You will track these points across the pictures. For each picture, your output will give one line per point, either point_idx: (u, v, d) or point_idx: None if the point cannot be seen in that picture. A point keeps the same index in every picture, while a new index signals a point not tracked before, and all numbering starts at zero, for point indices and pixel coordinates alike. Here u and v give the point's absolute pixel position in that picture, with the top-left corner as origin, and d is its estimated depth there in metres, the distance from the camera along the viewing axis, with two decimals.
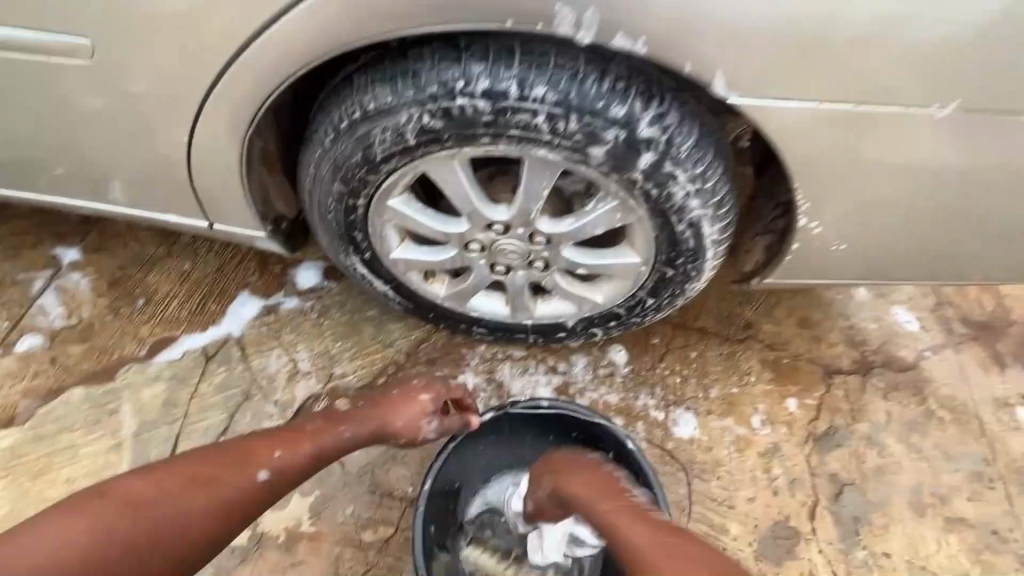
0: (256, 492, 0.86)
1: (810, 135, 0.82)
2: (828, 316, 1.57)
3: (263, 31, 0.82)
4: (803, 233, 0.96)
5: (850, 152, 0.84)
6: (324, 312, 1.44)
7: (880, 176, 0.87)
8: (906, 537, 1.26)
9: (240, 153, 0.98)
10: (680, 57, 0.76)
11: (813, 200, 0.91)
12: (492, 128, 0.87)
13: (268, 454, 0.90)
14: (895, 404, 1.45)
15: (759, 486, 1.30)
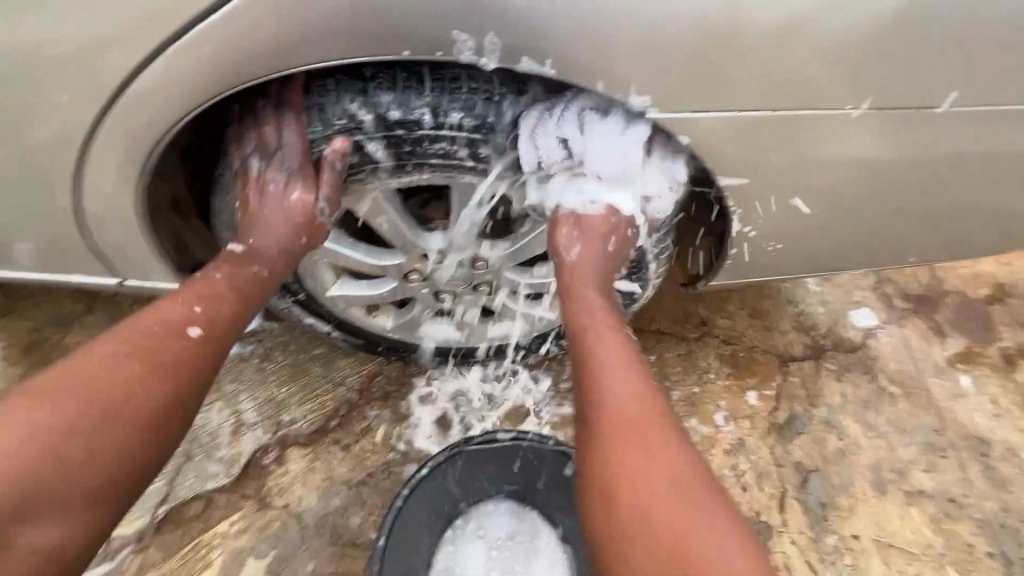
0: (192, 347, 0.84)
1: (733, 143, 0.83)
2: (777, 306, 1.60)
3: (138, 78, 0.75)
4: (739, 236, 0.97)
5: (774, 158, 0.85)
6: (267, 355, 1.36)
7: (806, 178, 0.88)
8: (872, 516, 1.28)
9: (138, 210, 0.89)
10: (590, 76, 0.74)
11: (746, 206, 0.91)
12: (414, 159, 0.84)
13: (190, 309, 0.87)
14: (848, 385, 1.48)
15: (728, 484, 1.30)
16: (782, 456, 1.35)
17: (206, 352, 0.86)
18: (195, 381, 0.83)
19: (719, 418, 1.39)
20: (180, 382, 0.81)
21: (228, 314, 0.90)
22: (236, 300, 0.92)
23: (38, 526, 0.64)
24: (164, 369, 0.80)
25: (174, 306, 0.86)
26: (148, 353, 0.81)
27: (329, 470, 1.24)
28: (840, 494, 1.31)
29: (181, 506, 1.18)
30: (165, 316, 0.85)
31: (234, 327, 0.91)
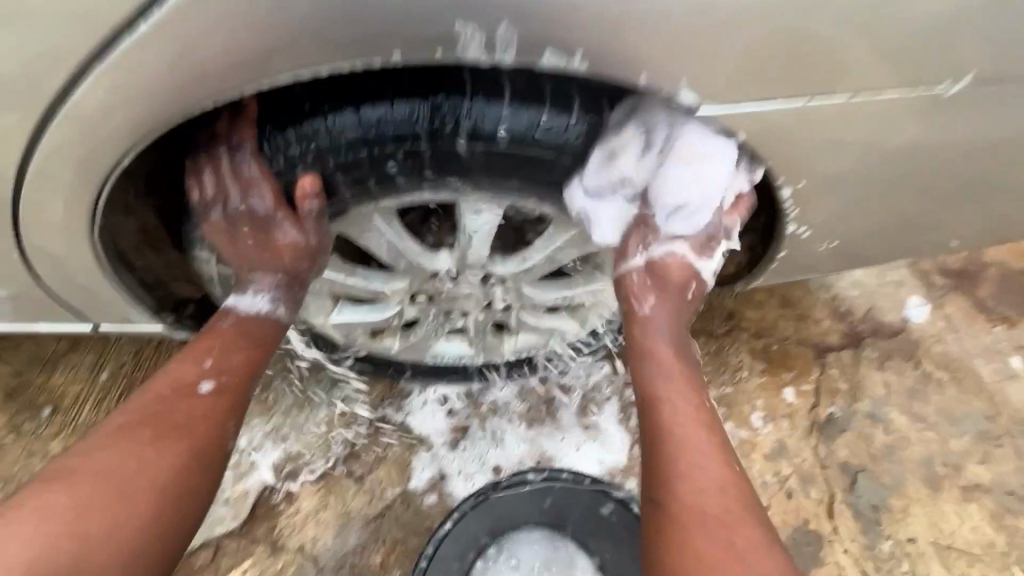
0: (206, 403, 0.73)
1: (802, 136, 0.69)
2: (809, 292, 1.49)
3: (68, 102, 0.61)
4: (791, 240, 0.86)
5: (841, 151, 0.72)
6: (268, 383, 1.27)
7: (875, 169, 0.75)
8: (928, 516, 1.20)
9: (94, 254, 0.77)
10: (630, 69, 0.60)
11: (806, 206, 0.79)
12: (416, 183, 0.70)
13: (196, 363, 0.75)
14: (891, 373, 1.38)
15: (771, 491, 1.21)
16: (827, 457, 1.26)
17: (223, 406, 0.74)
18: (210, 442, 0.71)
19: (756, 419, 1.30)
20: (195, 445, 0.70)
21: (242, 361, 0.78)
22: (248, 344, 0.80)
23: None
24: (177, 433, 0.70)
25: (186, 361, 0.75)
26: (161, 417, 0.70)
27: (344, 505, 1.15)
28: (892, 494, 1.22)
29: (188, 556, 1.09)
30: (176, 374, 0.74)
31: (252, 375, 0.79)
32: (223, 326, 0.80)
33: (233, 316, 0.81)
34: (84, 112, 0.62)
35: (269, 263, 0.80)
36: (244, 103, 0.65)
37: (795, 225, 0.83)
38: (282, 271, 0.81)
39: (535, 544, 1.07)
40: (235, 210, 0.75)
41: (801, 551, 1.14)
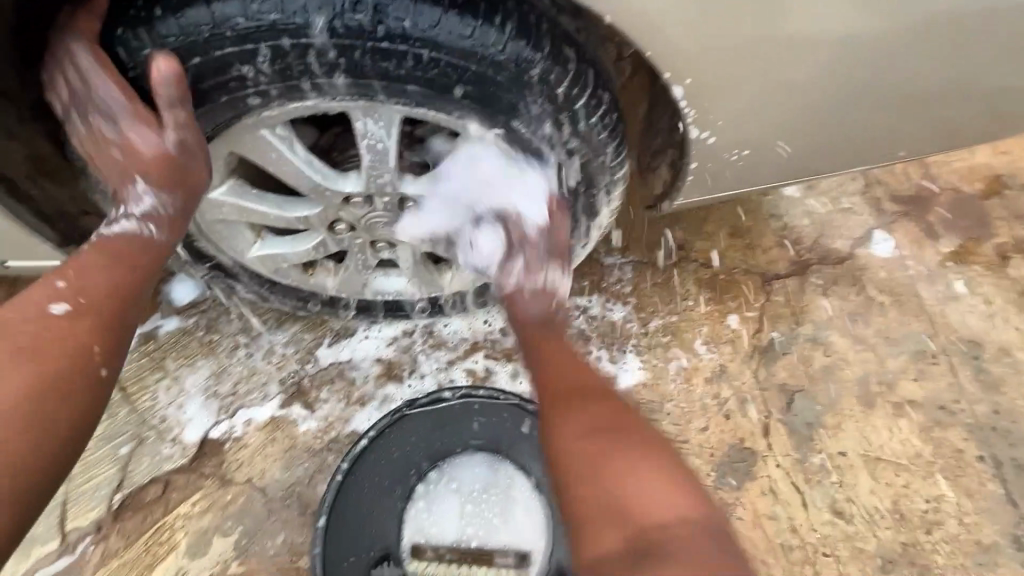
0: (62, 323, 0.69)
1: (678, 19, 0.67)
2: (759, 222, 1.49)
3: None
4: (697, 145, 0.84)
5: (727, 42, 0.70)
6: (212, 325, 1.27)
7: (772, 65, 0.73)
8: (859, 431, 1.24)
9: None
10: None
11: (703, 106, 0.78)
12: (281, 84, 0.66)
13: (49, 285, 0.71)
14: (835, 298, 1.40)
15: (710, 412, 1.24)
16: (766, 379, 1.29)
17: (83, 325, 0.70)
18: (70, 365, 0.68)
19: (699, 346, 1.32)
20: (49, 368, 0.66)
21: (106, 279, 0.74)
22: (112, 264, 0.75)
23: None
24: (28, 358, 0.66)
25: (41, 284, 0.71)
26: (11, 343, 0.66)
27: (290, 439, 1.17)
28: (827, 412, 1.26)
29: (138, 491, 1.12)
30: (29, 298, 0.70)
31: (119, 293, 0.74)
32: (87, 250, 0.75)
33: (104, 236, 0.77)
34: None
35: (138, 177, 0.75)
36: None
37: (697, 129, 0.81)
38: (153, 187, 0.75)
39: (472, 465, 1.10)
40: (91, 118, 0.71)
41: (736, 467, 1.19)
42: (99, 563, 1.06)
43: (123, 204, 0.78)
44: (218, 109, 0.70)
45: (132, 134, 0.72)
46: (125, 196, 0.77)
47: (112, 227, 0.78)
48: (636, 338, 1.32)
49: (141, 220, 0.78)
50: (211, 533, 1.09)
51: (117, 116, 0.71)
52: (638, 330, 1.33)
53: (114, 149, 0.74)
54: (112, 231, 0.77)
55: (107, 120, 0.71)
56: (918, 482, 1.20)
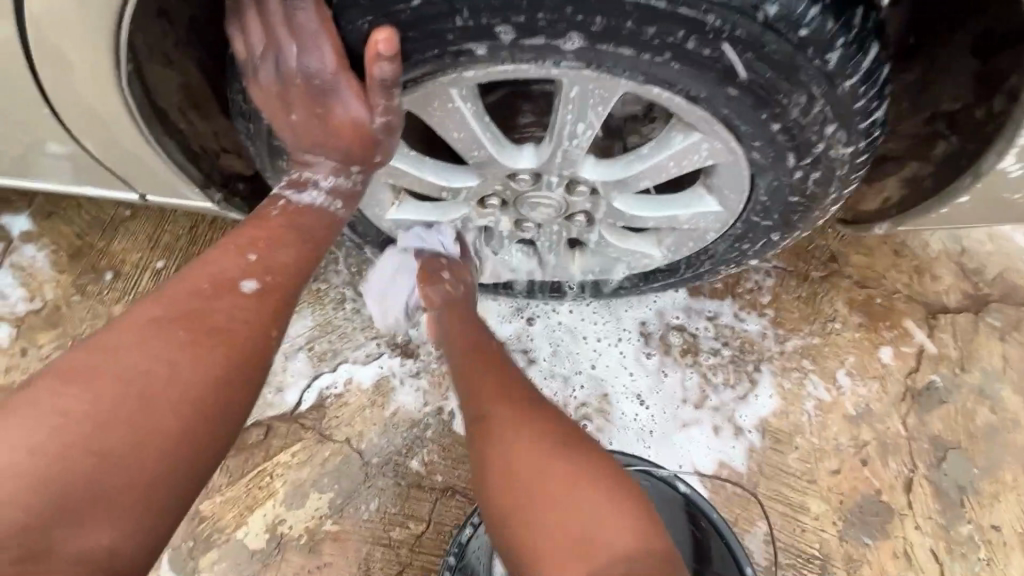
0: (247, 306, 0.63)
1: None
2: (933, 242, 1.27)
3: None
4: (990, 177, 0.66)
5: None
6: (320, 274, 1.22)
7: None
8: (1020, 506, 1.07)
9: (125, 100, 0.66)
10: None
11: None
12: (513, 40, 0.54)
13: (237, 259, 0.65)
14: (1014, 346, 1.19)
15: (846, 455, 1.10)
16: (917, 428, 1.12)
17: (266, 310, 0.64)
18: (250, 355, 0.62)
19: (842, 377, 1.16)
20: (233, 355, 0.60)
21: (292, 259, 0.68)
22: (297, 243, 0.69)
23: (72, 539, 0.50)
24: (215, 342, 0.60)
25: (227, 253, 0.66)
26: (199, 318, 0.61)
27: (391, 406, 1.13)
28: (984, 478, 1.09)
29: (241, 432, 1.12)
30: (217, 266, 0.64)
31: (298, 273, 0.68)
32: (273, 219, 0.70)
33: (285, 203, 0.71)
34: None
35: (327, 147, 0.67)
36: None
37: (1010, 160, 0.63)
38: (346, 160, 0.68)
39: None
40: (285, 73, 0.61)
41: (868, 520, 1.06)
42: (203, 496, 1.08)
43: (305, 170, 0.71)
44: (421, 62, 0.58)
45: (333, 103, 0.63)
46: (309, 163, 0.70)
47: (300, 195, 0.71)
48: (769, 358, 1.17)
49: (328, 193, 0.72)
50: (310, 488, 1.08)
51: (321, 80, 0.61)
52: (772, 349, 1.18)
53: (309, 111, 0.64)
54: (295, 198, 0.71)
55: (305, 80, 0.61)
56: None
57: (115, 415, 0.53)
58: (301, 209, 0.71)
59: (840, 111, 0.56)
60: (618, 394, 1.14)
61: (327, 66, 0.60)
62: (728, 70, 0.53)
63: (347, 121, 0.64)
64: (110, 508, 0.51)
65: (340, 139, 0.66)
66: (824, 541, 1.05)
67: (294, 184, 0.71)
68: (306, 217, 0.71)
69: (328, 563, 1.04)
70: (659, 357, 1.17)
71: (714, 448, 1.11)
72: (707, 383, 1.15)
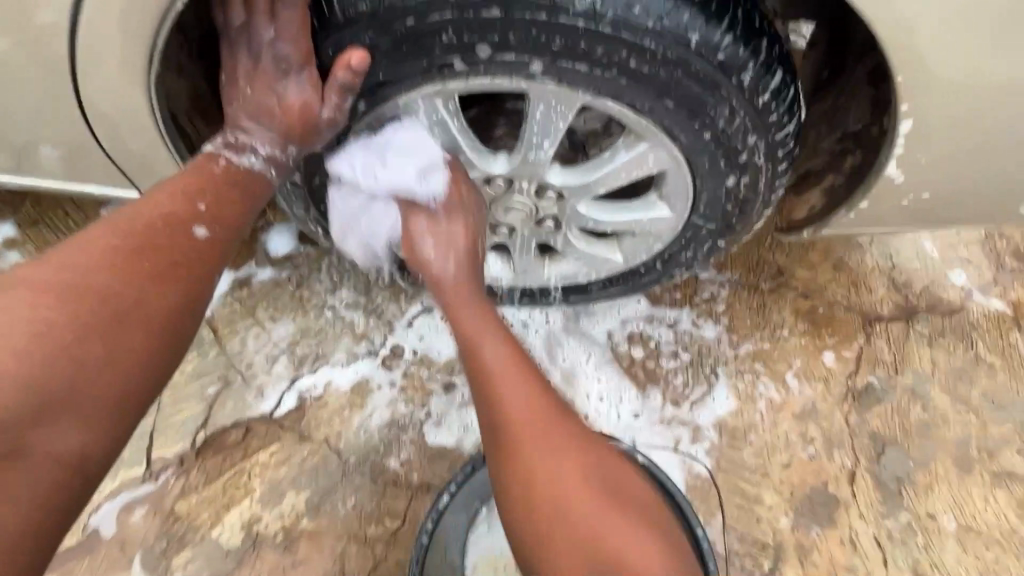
0: (194, 248, 0.70)
1: (937, 40, 0.62)
2: (867, 258, 1.41)
3: None
4: (882, 182, 0.79)
5: (969, 64, 0.65)
6: (304, 281, 1.27)
7: (1006, 100, 0.68)
8: (951, 495, 1.17)
9: (147, 99, 0.73)
10: None
11: (918, 133, 0.72)
12: (490, 55, 0.64)
13: (194, 206, 0.72)
14: (941, 351, 1.32)
15: (795, 449, 1.19)
16: (858, 425, 1.22)
17: (210, 253, 0.71)
18: (192, 287, 0.69)
19: (790, 379, 1.26)
20: (184, 289, 0.68)
21: (236, 211, 0.75)
22: (241, 197, 0.76)
23: (47, 442, 0.55)
24: (172, 275, 0.67)
25: (178, 197, 0.71)
26: (156, 254, 0.67)
27: (369, 406, 1.18)
28: (919, 470, 1.19)
29: (220, 432, 1.14)
30: (166, 207, 0.70)
31: (237, 220, 0.75)
32: (217, 171, 0.76)
33: (227, 162, 0.77)
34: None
35: (273, 121, 0.75)
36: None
37: (894, 168, 0.77)
38: (286, 137, 0.75)
39: None
40: (259, 55, 0.71)
41: (817, 510, 1.14)
42: (179, 496, 1.09)
43: (244, 135, 0.77)
44: (411, 73, 0.67)
45: (291, 83, 0.72)
46: (246, 128, 0.76)
47: (239, 158, 0.77)
48: (725, 361, 1.27)
49: (264, 160, 0.78)
50: (287, 486, 1.11)
51: (285, 65, 0.71)
52: (727, 353, 1.28)
53: (266, 88, 0.73)
54: (234, 162, 0.77)
55: (273, 63, 0.71)
56: (1009, 559, 1.13)
57: (88, 328, 0.60)
58: (244, 168, 0.77)
59: (758, 124, 0.68)
60: (587, 395, 1.22)
61: (298, 55, 0.69)
62: (666, 85, 0.64)
63: (302, 100, 0.72)
64: (83, 412, 0.58)
65: (289, 114, 0.73)
66: (777, 530, 1.12)
67: (230, 145, 0.77)
68: (239, 173, 0.77)
69: (304, 560, 1.06)
70: (624, 360, 1.25)
71: (675, 444, 1.19)
72: (668, 384, 1.24)
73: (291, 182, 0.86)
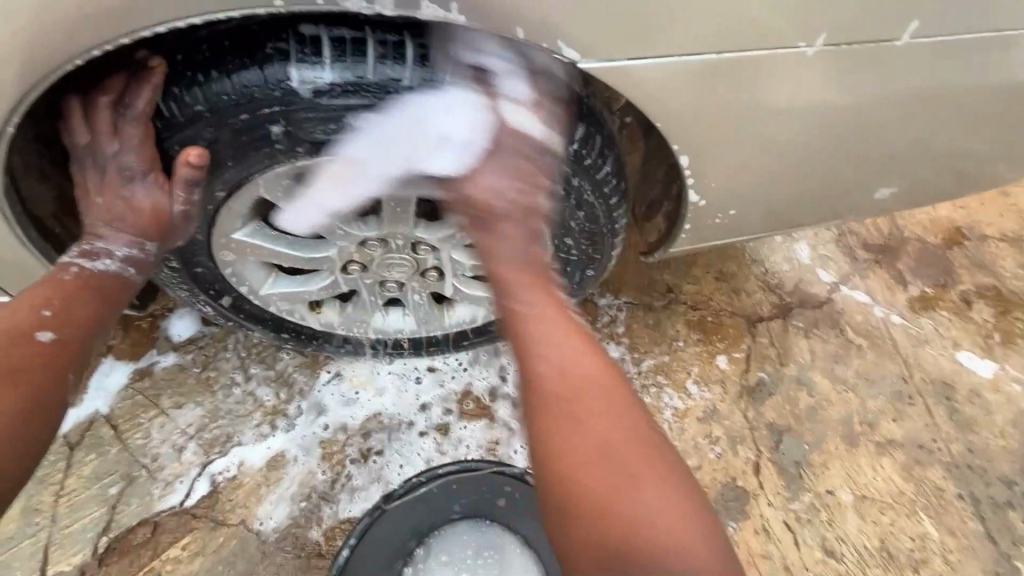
0: (40, 356, 0.71)
1: (689, 95, 0.74)
2: (743, 266, 1.57)
3: None
4: (693, 208, 0.92)
5: (719, 111, 0.77)
6: (209, 362, 1.26)
7: (762, 134, 0.82)
8: (845, 470, 1.28)
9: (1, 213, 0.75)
10: (508, 24, 0.64)
11: (697, 165, 0.84)
12: (327, 136, 0.74)
13: (41, 315, 0.73)
14: (817, 340, 1.47)
15: (704, 451, 1.28)
16: (755, 418, 1.33)
17: (60, 358, 0.73)
18: (38, 394, 0.69)
19: (691, 386, 1.36)
20: (31, 396, 0.69)
21: (89, 314, 0.77)
22: (95, 299, 0.78)
23: None
24: (17, 385, 0.68)
25: (21, 309, 0.73)
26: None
27: (285, 478, 1.16)
28: (814, 451, 1.30)
29: (126, 534, 1.09)
30: (10, 321, 0.71)
31: (92, 319, 0.77)
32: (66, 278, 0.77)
33: (78, 269, 0.79)
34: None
35: (127, 224, 0.79)
36: (150, 66, 0.69)
37: (694, 194, 0.89)
38: (141, 235, 0.79)
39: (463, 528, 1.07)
40: (104, 165, 0.76)
41: (730, 505, 1.22)
42: None
43: (98, 243, 0.80)
44: (261, 158, 0.75)
45: (139, 186, 0.77)
46: (103, 235, 0.80)
47: (93, 263, 0.80)
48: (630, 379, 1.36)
49: (120, 262, 0.81)
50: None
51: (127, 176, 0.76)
52: (631, 370, 1.37)
53: (115, 195, 0.78)
54: (86, 268, 0.79)
55: (116, 171, 0.76)
56: (902, 520, 1.24)
57: None
58: (95, 272, 0.80)
59: (574, 167, 0.81)
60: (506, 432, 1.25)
61: (144, 161, 0.75)
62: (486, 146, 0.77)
63: (156, 199, 0.77)
64: None
65: (144, 216, 0.78)
66: None
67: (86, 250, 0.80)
68: (91, 278, 0.79)
69: None
70: None
71: None
72: None
73: (171, 268, 0.89)
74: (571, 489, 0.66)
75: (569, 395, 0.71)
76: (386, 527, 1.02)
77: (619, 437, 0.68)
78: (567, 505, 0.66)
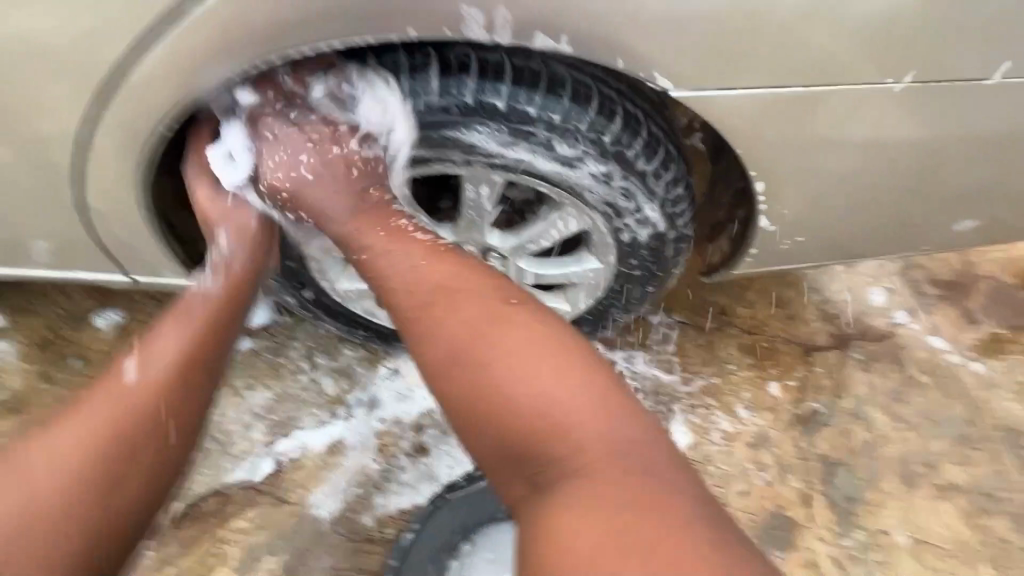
0: (202, 345, 0.80)
1: (772, 124, 0.77)
2: (801, 294, 1.54)
3: (128, 58, 0.72)
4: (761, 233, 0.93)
5: (799, 140, 0.79)
6: (279, 348, 1.35)
7: (840, 164, 0.82)
8: (900, 511, 1.24)
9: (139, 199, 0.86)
10: (610, 54, 0.70)
11: (772, 190, 0.85)
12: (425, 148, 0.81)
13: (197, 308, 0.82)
14: (876, 375, 1.43)
15: (751, 477, 1.27)
16: (807, 449, 1.31)
17: (217, 344, 0.82)
18: (201, 376, 0.79)
19: (741, 410, 1.35)
20: (196, 379, 0.78)
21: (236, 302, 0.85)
22: (242, 287, 0.87)
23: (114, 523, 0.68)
24: (184, 371, 0.77)
25: (183, 305, 0.81)
26: (162, 355, 0.77)
27: (342, 464, 1.22)
28: (868, 488, 1.27)
29: (197, 501, 1.18)
30: (174, 319, 0.80)
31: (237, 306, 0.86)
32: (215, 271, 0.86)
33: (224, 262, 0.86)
34: (158, 73, 0.73)
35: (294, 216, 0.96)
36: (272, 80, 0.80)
37: (766, 221, 0.91)
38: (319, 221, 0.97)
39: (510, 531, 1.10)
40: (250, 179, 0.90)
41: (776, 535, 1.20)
42: (156, 568, 1.11)
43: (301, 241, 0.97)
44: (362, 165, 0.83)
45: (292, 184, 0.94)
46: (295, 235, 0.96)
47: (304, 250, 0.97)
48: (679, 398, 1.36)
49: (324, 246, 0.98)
50: (264, 551, 1.13)
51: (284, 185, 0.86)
52: (681, 390, 1.37)
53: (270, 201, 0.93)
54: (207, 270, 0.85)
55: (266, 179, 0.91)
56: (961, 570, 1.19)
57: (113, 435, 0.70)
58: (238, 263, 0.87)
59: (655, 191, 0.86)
60: None
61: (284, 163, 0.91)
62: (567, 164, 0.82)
63: None
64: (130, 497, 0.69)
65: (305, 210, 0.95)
66: None
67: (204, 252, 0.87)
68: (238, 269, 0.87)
69: None
70: None
71: None
72: None
73: None
74: (574, 460, 0.62)
75: (464, 365, 0.68)
76: (439, 523, 1.07)
77: (581, 406, 0.64)
78: (532, 472, 0.63)
